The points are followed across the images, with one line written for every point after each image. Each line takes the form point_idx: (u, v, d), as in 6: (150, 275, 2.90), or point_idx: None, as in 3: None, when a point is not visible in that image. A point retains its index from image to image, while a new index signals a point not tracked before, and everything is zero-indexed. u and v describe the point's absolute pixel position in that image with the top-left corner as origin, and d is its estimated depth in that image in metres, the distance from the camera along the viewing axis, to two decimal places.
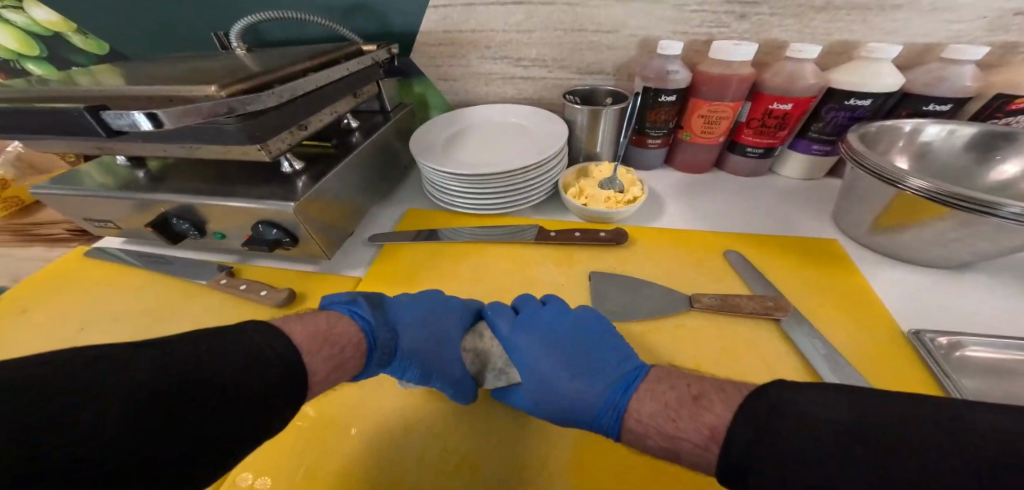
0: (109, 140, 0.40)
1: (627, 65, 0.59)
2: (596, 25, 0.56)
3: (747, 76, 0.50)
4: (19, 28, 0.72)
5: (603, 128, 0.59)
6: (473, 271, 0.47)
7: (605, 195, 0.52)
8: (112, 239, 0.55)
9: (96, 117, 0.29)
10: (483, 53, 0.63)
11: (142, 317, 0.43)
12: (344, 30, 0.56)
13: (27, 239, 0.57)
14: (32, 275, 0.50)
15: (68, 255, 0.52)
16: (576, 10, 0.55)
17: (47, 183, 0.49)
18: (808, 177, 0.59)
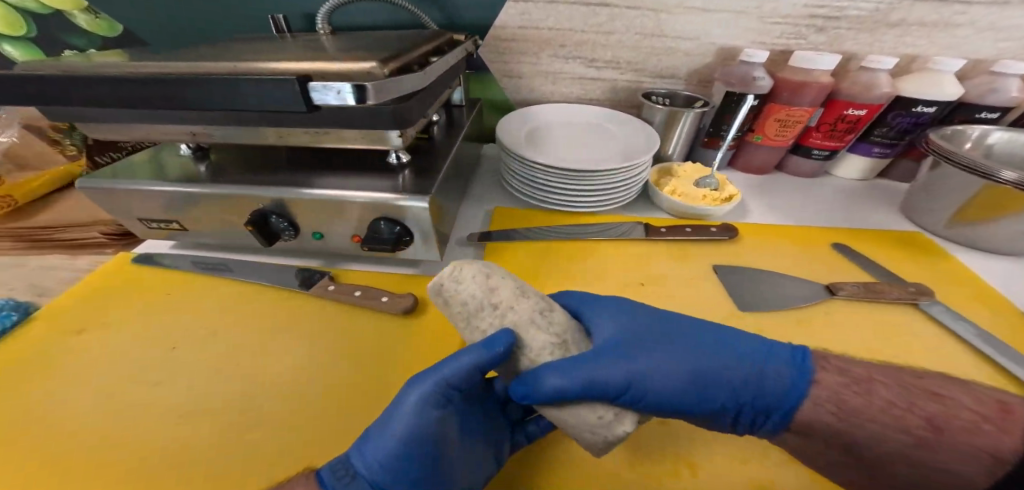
0: (206, 121, 0.35)
1: (700, 71, 0.61)
2: (676, 32, 0.57)
3: (826, 84, 0.54)
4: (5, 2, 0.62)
5: (682, 128, 0.60)
6: (595, 268, 0.46)
7: (702, 193, 0.53)
8: (160, 243, 0.48)
9: (304, 88, 0.27)
10: (556, 51, 0.62)
11: (247, 328, 0.38)
12: (427, 18, 0.54)
13: (45, 246, 0.47)
14: (70, 292, 0.41)
15: (115, 261, 0.44)
16: (660, 16, 0.56)
17: (98, 176, 0.42)
18: (862, 178, 0.65)
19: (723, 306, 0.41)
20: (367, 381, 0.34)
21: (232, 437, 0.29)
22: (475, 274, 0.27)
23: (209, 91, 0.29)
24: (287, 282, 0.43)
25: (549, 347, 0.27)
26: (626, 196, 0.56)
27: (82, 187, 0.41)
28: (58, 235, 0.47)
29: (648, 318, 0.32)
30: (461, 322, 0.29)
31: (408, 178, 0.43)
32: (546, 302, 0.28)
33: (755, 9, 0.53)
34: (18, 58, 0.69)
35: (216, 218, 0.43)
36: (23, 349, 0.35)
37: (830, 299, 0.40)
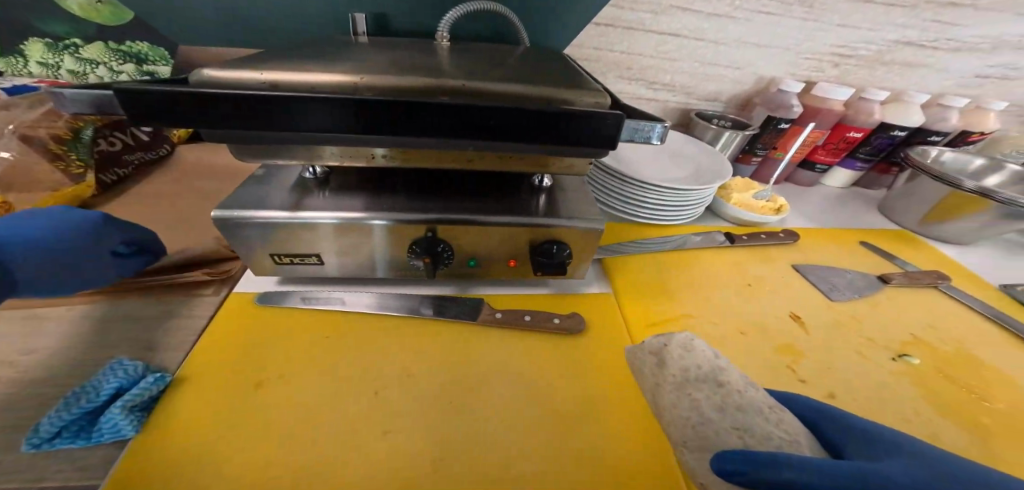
0: (395, 145, 0.33)
1: (739, 96, 0.75)
2: (729, 63, 0.68)
3: (836, 111, 0.68)
4: None
5: (731, 147, 0.71)
6: (705, 275, 0.52)
7: (761, 203, 0.64)
8: (267, 279, 0.44)
9: (620, 126, 0.31)
10: (622, 73, 0.67)
11: (431, 364, 0.38)
12: (523, 34, 0.52)
13: (120, 289, 0.40)
14: (204, 343, 0.36)
15: (229, 302, 0.41)
16: (718, 48, 0.66)
17: (227, 205, 0.37)
18: (843, 186, 0.84)
19: (818, 298, 0.49)
20: (575, 401, 0.37)
21: (485, 472, 0.31)
22: (706, 351, 0.31)
23: (247, 109, 0.28)
24: (443, 314, 0.43)
25: (777, 440, 0.25)
26: (698, 210, 0.63)
27: (217, 220, 0.36)
28: (140, 276, 0.41)
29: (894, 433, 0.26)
30: (672, 385, 0.30)
31: (542, 204, 0.43)
32: (776, 401, 0.28)
33: (794, 48, 0.68)
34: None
35: (360, 248, 0.40)
36: (192, 417, 0.31)
37: (885, 286, 0.52)
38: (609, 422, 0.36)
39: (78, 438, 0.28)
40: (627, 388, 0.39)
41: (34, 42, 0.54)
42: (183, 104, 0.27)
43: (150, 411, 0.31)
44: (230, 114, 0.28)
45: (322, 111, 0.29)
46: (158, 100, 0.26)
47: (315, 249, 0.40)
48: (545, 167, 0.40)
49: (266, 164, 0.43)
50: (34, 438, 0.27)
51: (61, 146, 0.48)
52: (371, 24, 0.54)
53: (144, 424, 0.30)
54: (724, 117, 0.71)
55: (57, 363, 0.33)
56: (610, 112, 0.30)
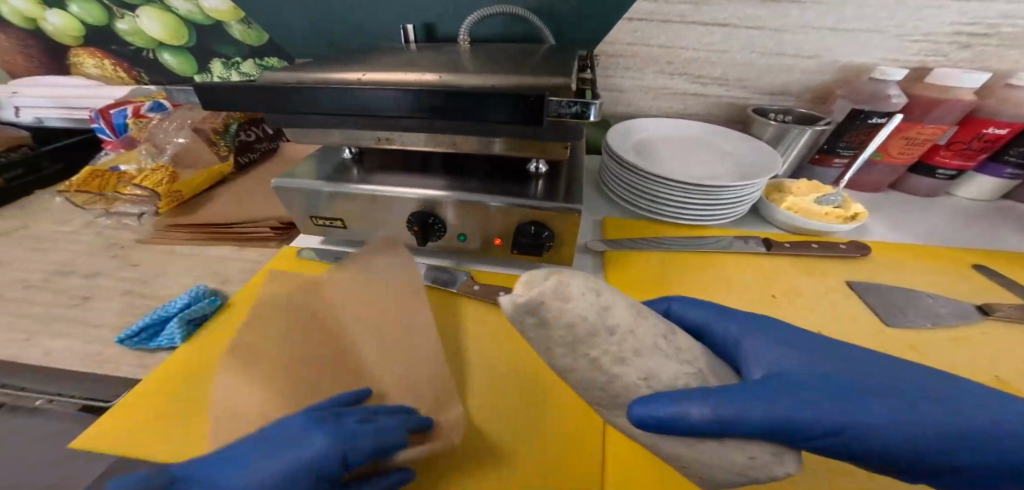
0: (385, 125, 0.39)
1: (818, 87, 0.62)
2: (797, 51, 0.59)
3: (968, 102, 0.54)
4: (178, 16, 0.72)
5: (796, 147, 0.58)
6: (721, 280, 0.46)
7: (825, 209, 0.51)
8: (311, 239, 0.55)
9: (546, 103, 0.31)
10: (662, 68, 0.63)
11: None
12: (545, 30, 0.55)
13: (215, 238, 0.55)
14: (252, 279, 0.48)
15: (281, 252, 0.52)
16: (781, 36, 0.58)
17: (287, 175, 0.48)
18: (982, 199, 0.65)
19: (868, 320, 0.40)
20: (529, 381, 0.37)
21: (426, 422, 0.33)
22: (585, 291, 0.20)
23: (364, 102, 0.35)
24: (436, 282, 0.47)
25: (681, 379, 0.22)
26: (741, 210, 0.54)
27: (274, 186, 0.47)
28: (228, 227, 0.55)
29: (786, 361, 0.25)
30: (563, 350, 0.20)
31: (540, 188, 0.45)
32: (667, 328, 0.23)
33: (892, 28, 0.56)
34: (175, 65, 0.78)
35: (375, 218, 0.48)
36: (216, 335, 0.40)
37: (984, 319, 0.40)
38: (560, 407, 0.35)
39: (148, 340, 0.39)
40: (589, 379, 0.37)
41: (216, 63, 0.77)
42: (226, 94, 0.36)
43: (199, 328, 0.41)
44: (324, 101, 0.35)
45: (457, 101, 0.33)
46: (209, 92, 0.36)
47: (340, 215, 0.48)
48: (528, 152, 0.42)
49: (321, 147, 0.53)
50: (120, 335, 0.39)
51: (217, 136, 0.66)
52: (421, 33, 0.65)
53: (189, 337, 0.40)
54: (787, 112, 0.62)
55: (169, 285, 0.47)
56: (532, 92, 0.31)
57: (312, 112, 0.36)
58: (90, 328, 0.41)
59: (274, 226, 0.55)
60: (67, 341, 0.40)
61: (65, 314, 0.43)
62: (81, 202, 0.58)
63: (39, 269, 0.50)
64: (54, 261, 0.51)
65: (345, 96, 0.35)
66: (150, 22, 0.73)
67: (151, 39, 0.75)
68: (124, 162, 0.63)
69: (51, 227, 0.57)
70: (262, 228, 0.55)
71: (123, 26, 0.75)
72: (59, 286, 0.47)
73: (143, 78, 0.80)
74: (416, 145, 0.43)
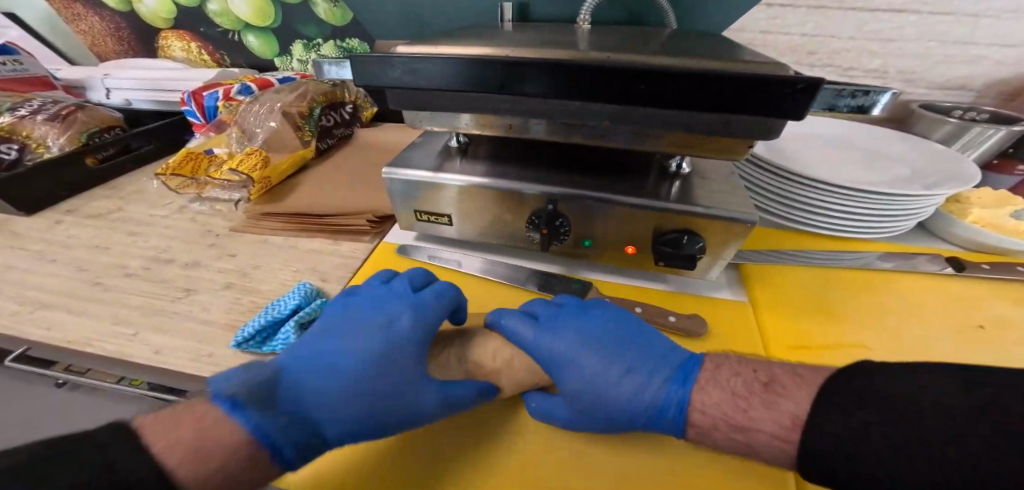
0: (526, 113, 0.33)
1: (1002, 81, 0.50)
2: (992, 39, 0.48)
3: None
4: None
5: (980, 148, 0.48)
6: (906, 307, 0.38)
7: (1022, 224, 0.42)
8: (408, 234, 0.52)
9: (790, 89, 0.25)
10: (800, 59, 0.54)
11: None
12: (669, 10, 0.49)
13: (307, 228, 0.53)
14: (354, 277, 0.45)
15: (380, 248, 0.50)
16: (975, 21, 0.47)
17: (395, 164, 0.44)
18: None
19: None
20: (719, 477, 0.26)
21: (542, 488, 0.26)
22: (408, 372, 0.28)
23: (523, 75, 0.29)
24: (550, 289, 0.42)
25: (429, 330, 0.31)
26: (908, 225, 0.45)
27: (384, 175, 0.43)
28: (321, 218, 0.53)
29: (570, 360, 0.29)
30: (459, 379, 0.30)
31: (680, 190, 0.39)
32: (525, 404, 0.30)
33: None
34: (258, 47, 0.78)
35: (487, 213, 0.43)
36: None
37: None
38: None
39: (261, 344, 0.36)
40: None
41: (298, 44, 0.76)
42: (364, 67, 0.32)
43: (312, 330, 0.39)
44: (465, 74, 0.31)
45: (643, 80, 0.27)
46: (343, 68, 0.33)
47: (448, 209, 0.44)
48: (686, 153, 0.35)
49: (422, 133, 0.49)
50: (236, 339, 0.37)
51: (302, 120, 0.64)
52: (516, 14, 0.60)
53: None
54: (979, 108, 0.49)
55: (271, 280, 0.45)
56: (802, 77, 0.24)
57: (453, 89, 0.32)
58: (198, 323, 0.40)
59: (369, 219, 0.52)
60: (175, 335, 0.38)
61: (170, 306, 0.42)
62: (175, 186, 0.58)
63: (138, 254, 0.49)
64: (154, 248, 0.50)
65: (490, 65, 0.29)
66: (239, 2, 0.72)
67: (238, 20, 0.75)
68: (214, 147, 0.62)
69: (148, 212, 0.57)
70: (358, 220, 0.52)
71: (213, 6, 0.74)
72: (161, 274, 0.46)
73: (225, 60, 0.81)
74: (549, 138, 0.38)
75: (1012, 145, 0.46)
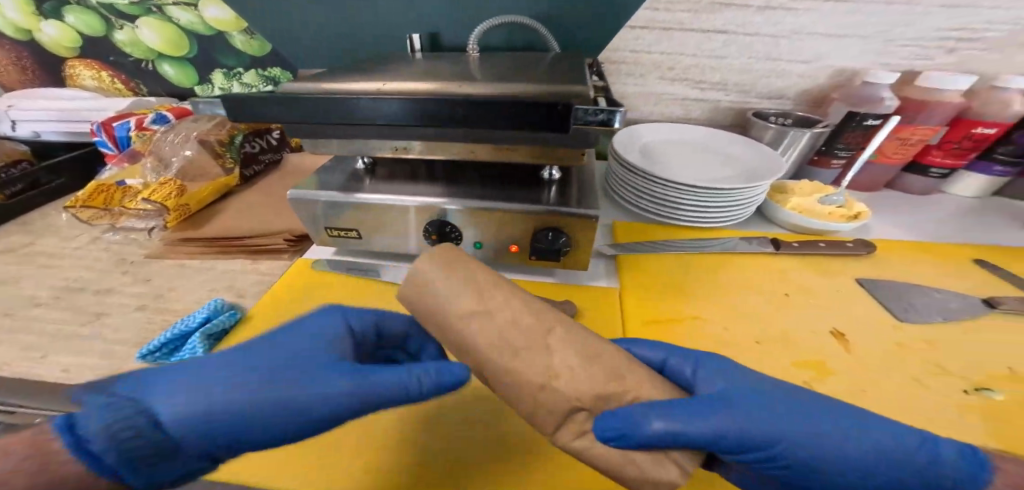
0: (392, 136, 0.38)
1: (812, 90, 0.63)
2: (793, 55, 0.60)
3: (956, 104, 0.52)
4: (179, 26, 0.73)
5: (798, 147, 0.58)
6: (738, 282, 0.47)
7: (828, 209, 0.52)
8: (325, 250, 0.55)
9: (564, 112, 0.32)
10: (664, 74, 0.65)
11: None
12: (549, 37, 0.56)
13: (226, 250, 0.55)
14: (268, 292, 0.48)
15: (295, 264, 0.52)
16: (779, 41, 0.59)
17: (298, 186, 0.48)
18: (978, 196, 0.62)
19: (882, 317, 0.41)
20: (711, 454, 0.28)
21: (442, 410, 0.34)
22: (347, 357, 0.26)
23: (369, 110, 0.35)
24: None
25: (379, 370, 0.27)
26: (748, 213, 0.55)
27: (287, 197, 0.47)
28: (238, 240, 0.55)
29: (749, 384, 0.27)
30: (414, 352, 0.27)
31: (555, 195, 0.45)
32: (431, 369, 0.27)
33: (880, 35, 0.57)
34: (175, 76, 0.79)
35: (386, 225, 0.48)
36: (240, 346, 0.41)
37: (991, 312, 0.42)
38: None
39: (169, 355, 0.39)
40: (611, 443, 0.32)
41: (217, 73, 0.78)
42: (232, 109, 0.36)
43: (220, 340, 0.41)
44: (322, 109, 0.35)
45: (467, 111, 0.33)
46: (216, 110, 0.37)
47: (354, 225, 0.48)
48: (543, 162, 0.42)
49: (332, 157, 0.53)
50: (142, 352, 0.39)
51: (222, 147, 0.66)
52: (427, 42, 0.66)
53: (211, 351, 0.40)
54: (785, 114, 0.62)
55: (186, 299, 0.47)
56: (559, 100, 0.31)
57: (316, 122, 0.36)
58: (107, 344, 0.41)
59: (286, 238, 0.55)
60: (84, 355, 0.40)
61: (78, 331, 0.43)
62: (87, 218, 0.58)
63: (45, 286, 0.50)
64: (65, 279, 0.51)
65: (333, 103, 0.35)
66: (151, 34, 0.73)
67: (150, 50, 0.75)
68: (128, 176, 0.62)
69: (58, 245, 0.57)
70: (275, 240, 0.55)
71: (122, 36, 0.74)
72: (71, 302, 0.47)
73: (140, 89, 0.81)
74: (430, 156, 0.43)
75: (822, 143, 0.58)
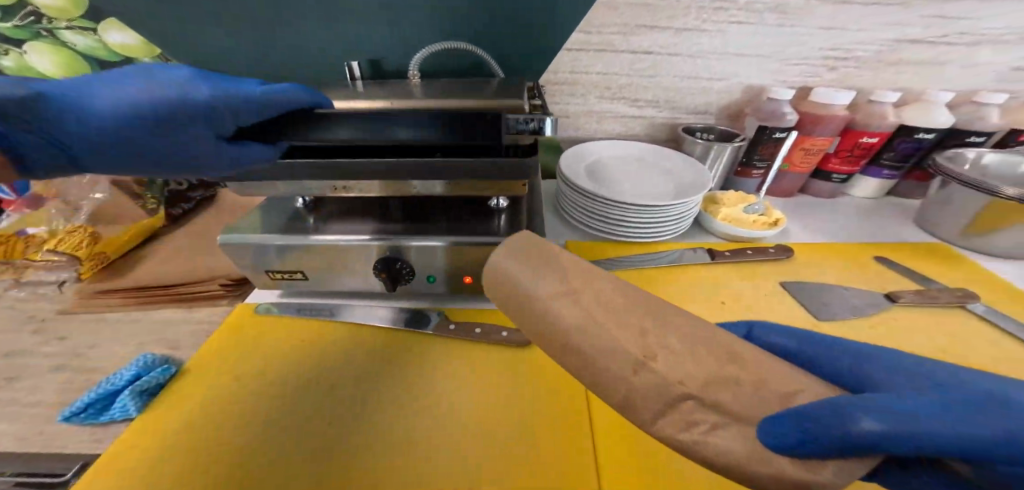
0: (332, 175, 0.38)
1: (728, 105, 0.67)
2: (710, 74, 0.64)
3: (844, 117, 0.59)
4: (73, 50, 0.66)
5: (723, 160, 0.64)
6: (680, 294, 0.49)
7: (752, 218, 0.57)
8: (267, 293, 0.52)
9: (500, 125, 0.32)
10: (602, 93, 0.69)
11: (384, 369, 0.42)
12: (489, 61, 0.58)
13: (144, 300, 0.50)
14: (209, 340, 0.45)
15: (236, 311, 0.49)
16: (696, 60, 0.63)
17: (233, 231, 0.45)
18: (875, 196, 0.70)
19: (804, 317, 0.46)
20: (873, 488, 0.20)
21: (411, 438, 0.35)
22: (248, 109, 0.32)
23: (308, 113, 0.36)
24: (408, 324, 0.47)
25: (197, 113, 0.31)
26: (686, 224, 0.59)
27: (221, 243, 0.44)
28: (165, 289, 0.51)
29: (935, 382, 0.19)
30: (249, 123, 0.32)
31: (503, 223, 0.47)
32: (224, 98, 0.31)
33: (776, 54, 0.60)
34: None
35: (336, 265, 0.46)
36: (178, 403, 0.38)
37: (892, 305, 0.47)
38: (558, 439, 0.35)
39: (99, 415, 0.36)
40: (568, 460, 0.34)
41: None
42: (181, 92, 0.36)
43: (157, 395, 0.38)
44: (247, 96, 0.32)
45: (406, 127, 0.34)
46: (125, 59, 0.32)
47: (298, 267, 0.46)
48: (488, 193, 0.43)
49: (270, 197, 0.52)
50: (65, 412, 0.36)
51: (141, 188, 0.63)
52: (369, 69, 0.66)
53: (147, 405, 0.37)
54: (709, 129, 0.66)
55: (110, 354, 0.43)
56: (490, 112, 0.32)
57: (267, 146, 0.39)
58: (19, 411, 0.37)
59: (223, 283, 0.52)
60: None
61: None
62: None
63: None
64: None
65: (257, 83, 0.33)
66: (41, 59, 0.66)
67: (43, 77, 0.68)
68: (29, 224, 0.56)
69: None
70: (211, 286, 0.52)
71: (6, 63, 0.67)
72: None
73: None
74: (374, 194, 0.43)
75: (742, 154, 0.63)
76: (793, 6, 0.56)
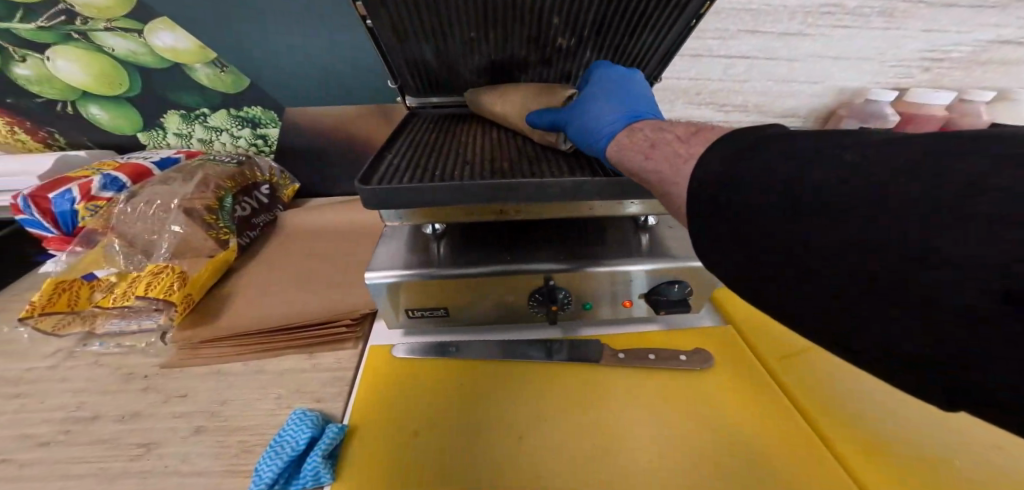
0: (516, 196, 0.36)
1: (819, 110, 0.68)
2: (806, 78, 0.64)
3: (942, 117, 0.60)
4: (110, 56, 0.57)
5: None
6: None
7: None
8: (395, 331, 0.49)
9: None
10: (691, 99, 0.67)
11: (568, 398, 0.41)
12: None
13: (263, 348, 0.46)
14: (374, 379, 0.43)
15: (371, 354, 0.46)
16: (795, 64, 0.63)
17: (379, 268, 0.43)
18: None
19: None
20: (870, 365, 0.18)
21: (638, 448, 0.36)
22: None
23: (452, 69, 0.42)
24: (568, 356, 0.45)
25: None
26: None
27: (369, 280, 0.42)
28: (280, 334, 0.46)
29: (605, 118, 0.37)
30: None
31: (648, 240, 0.46)
32: None
33: (878, 57, 0.62)
34: (106, 120, 0.62)
35: (488, 296, 0.44)
36: (377, 454, 0.36)
37: None
38: (781, 441, 0.36)
39: (289, 484, 0.33)
40: (799, 449, 0.35)
41: (172, 115, 0.63)
42: None
43: (335, 459, 0.35)
44: None
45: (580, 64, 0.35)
46: None
47: (443, 301, 0.44)
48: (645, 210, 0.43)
49: (389, 227, 0.49)
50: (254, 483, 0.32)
51: (212, 216, 0.54)
52: None
53: (335, 470, 0.34)
54: None
55: (250, 414, 0.39)
56: None
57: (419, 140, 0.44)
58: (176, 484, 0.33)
59: (345, 323, 0.47)
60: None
61: (128, 473, 0.34)
62: (49, 328, 0.44)
63: (29, 430, 0.38)
64: (62, 408, 0.40)
65: None
66: (70, 68, 0.57)
67: (70, 89, 0.59)
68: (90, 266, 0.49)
69: (23, 368, 0.44)
70: (333, 328, 0.47)
71: (27, 72, 0.57)
72: (94, 434, 0.37)
73: (55, 139, 0.64)
74: (536, 217, 0.42)
75: None
76: (900, 9, 0.57)
